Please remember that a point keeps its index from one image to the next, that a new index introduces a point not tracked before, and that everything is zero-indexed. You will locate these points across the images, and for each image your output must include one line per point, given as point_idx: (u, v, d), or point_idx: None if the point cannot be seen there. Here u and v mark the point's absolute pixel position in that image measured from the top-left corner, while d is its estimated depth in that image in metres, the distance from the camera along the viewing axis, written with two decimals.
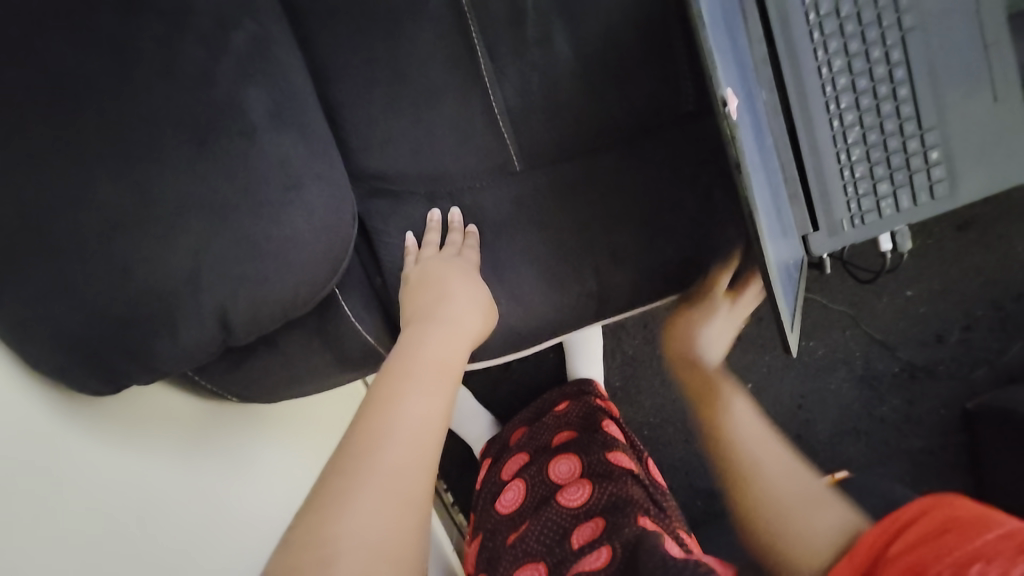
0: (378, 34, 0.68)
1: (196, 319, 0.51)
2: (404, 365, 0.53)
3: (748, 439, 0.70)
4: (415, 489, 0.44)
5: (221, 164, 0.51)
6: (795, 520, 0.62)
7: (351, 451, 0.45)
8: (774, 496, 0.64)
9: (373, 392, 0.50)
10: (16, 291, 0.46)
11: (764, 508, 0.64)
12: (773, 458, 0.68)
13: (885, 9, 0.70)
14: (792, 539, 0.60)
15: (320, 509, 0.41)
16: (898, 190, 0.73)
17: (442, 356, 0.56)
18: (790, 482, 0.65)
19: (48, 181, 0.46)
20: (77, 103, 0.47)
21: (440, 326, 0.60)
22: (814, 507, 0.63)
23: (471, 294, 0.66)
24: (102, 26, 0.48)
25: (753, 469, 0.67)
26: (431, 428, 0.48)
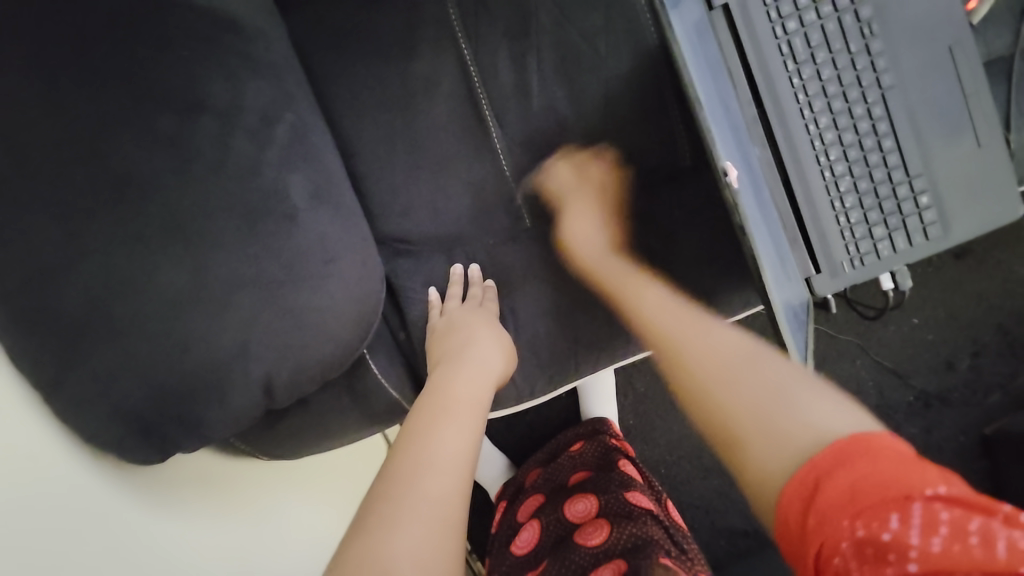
0: (400, 113, 0.74)
1: (243, 387, 0.54)
2: (436, 406, 0.56)
3: (723, 361, 0.55)
4: (456, 517, 0.46)
5: (270, 244, 0.55)
6: (765, 427, 0.46)
7: (392, 480, 0.47)
8: (741, 396, 0.50)
9: (410, 430, 0.53)
10: (82, 372, 0.49)
11: (742, 414, 0.48)
12: (778, 380, 0.50)
13: (864, 70, 0.76)
14: (758, 439, 0.46)
15: (365, 535, 0.42)
16: (893, 234, 0.77)
17: (473, 398, 0.59)
18: (773, 381, 0.50)
19: (116, 273, 0.49)
20: (139, 195, 0.50)
21: (468, 368, 0.63)
22: (764, 377, 0.51)
23: (495, 339, 0.70)
24: (159, 125, 0.51)
25: (735, 393, 0.50)
26: (467, 463, 0.51)
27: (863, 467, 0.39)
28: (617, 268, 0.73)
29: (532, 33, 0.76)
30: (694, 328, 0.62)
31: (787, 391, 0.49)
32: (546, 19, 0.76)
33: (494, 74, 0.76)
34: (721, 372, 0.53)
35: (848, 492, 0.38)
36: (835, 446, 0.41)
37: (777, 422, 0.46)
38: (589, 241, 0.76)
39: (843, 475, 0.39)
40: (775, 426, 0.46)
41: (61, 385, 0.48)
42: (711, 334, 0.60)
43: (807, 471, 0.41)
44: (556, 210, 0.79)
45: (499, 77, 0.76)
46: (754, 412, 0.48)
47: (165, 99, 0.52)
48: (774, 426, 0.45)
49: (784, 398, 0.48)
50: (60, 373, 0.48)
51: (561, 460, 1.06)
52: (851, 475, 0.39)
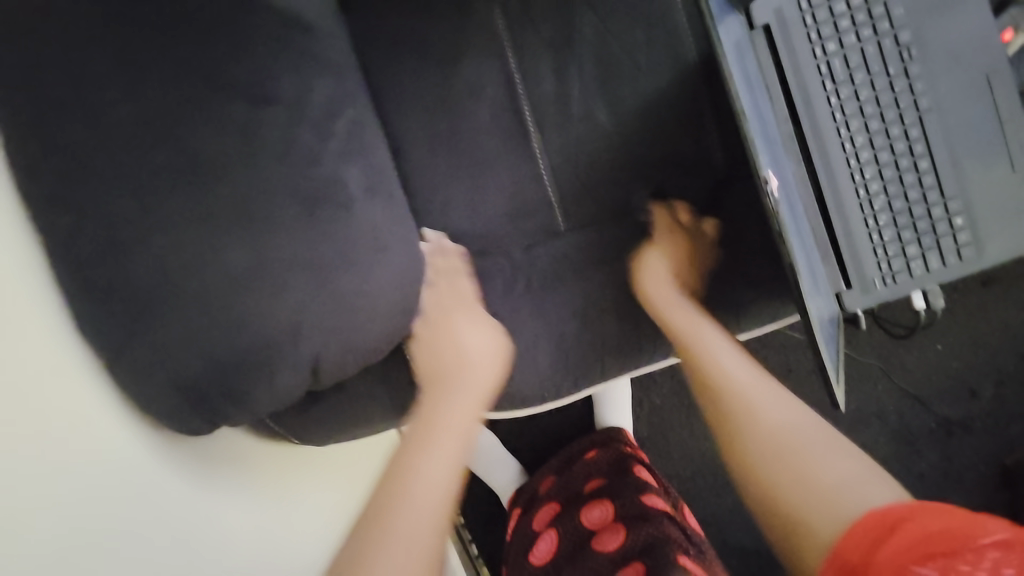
0: (443, 115, 0.77)
1: (291, 365, 0.56)
2: (430, 421, 0.65)
3: (784, 428, 0.58)
4: (435, 521, 0.55)
5: (325, 230, 0.57)
6: (841, 507, 0.50)
7: (370, 518, 0.55)
8: (810, 476, 0.53)
9: (406, 450, 0.62)
10: (144, 342, 0.51)
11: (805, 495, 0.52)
12: (830, 452, 0.54)
13: (901, 93, 0.77)
14: (821, 517, 0.50)
15: (345, 568, 0.50)
16: (926, 253, 0.78)
17: (453, 418, 0.65)
18: (836, 460, 0.54)
19: (182, 248, 0.52)
20: (209, 178, 0.53)
21: (454, 385, 0.69)
22: (810, 438, 0.56)
23: (481, 339, 0.73)
24: (232, 113, 0.54)
25: (798, 468, 0.54)
26: (450, 472, 0.60)
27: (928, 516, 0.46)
28: (682, 310, 0.72)
29: (574, 44, 0.79)
30: (757, 378, 0.64)
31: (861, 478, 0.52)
32: (589, 32, 0.78)
33: (536, 83, 0.79)
34: (785, 445, 0.56)
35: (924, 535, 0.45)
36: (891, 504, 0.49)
37: (838, 497, 0.51)
38: (656, 285, 0.75)
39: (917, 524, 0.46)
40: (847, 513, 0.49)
41: (125, 352, 0.51)
42: (772, 390, 0.63)
43: (878, 518, 0.47)
44: (634, 265, 0.78)
45: (540, 86, 0.79)
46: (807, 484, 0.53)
47: (238, 90, 0.55)
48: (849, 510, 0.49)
49: (843, 480, 0.52)
50: (124, 341, 0.51)
51: (575, 467, 1.07)
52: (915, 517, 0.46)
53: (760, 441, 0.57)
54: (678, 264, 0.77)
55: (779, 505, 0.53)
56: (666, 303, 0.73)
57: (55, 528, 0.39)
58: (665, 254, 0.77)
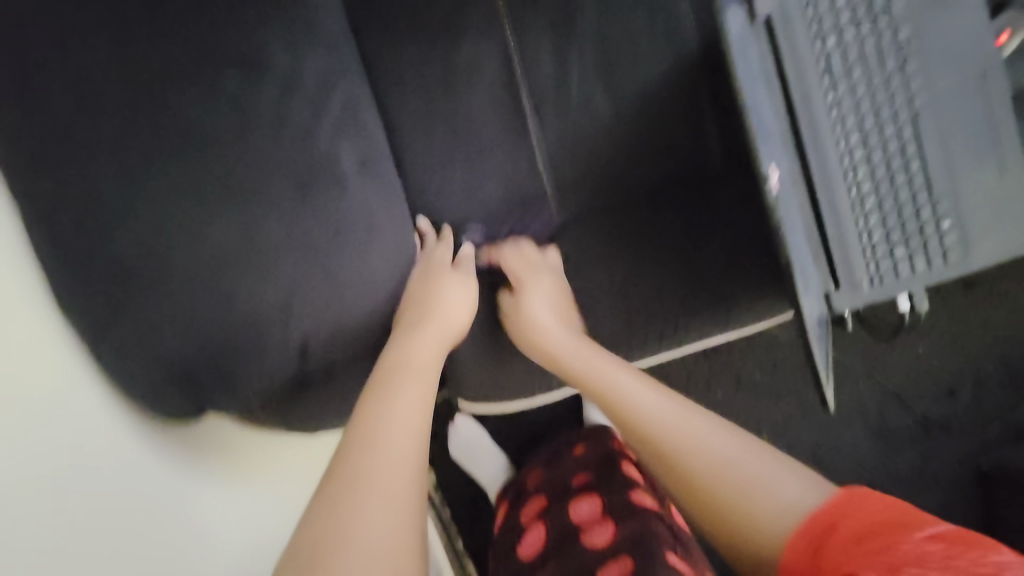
0: (440, 97, 0.75)
1: (279, 347, 0.55)
2: (394, 371, 0.54)
3: (709, 450, 0.58)
4: (402, 495, 0.45)
5: (316, 210, 0.55)
6: (776, 514, 0.53)
7: (344, 465, 0.46)
8: (742, 502, 0.55)
9: (361, 414, 0.51)
10: (125, 319, 0.49)
11: (742, 523, 0.54)
12: (747, 462, 0.57)
13: (897, 91, 0.77)
14: (760, 532, 0.53)
15: (327, 519, 0.43)
16: (914, 255, 0.78)
17: (429, 358, 0.57)
18: (758, 471, 0.56)
19: (170, 221, 0.50)
20: (198, 151, 0.51)
21: (430, 324, 0.60)
22: (728, 453, 0.58)
23: (461, 281, 0.64)
24: (222, 84, 0.52)
25: (724, 476, 0.56)
26: (415, 434, 0.50)
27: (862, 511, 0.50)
28: (577, 346, 0.69)
29: (576, 30, 0.77)
30: (667, 400, 0.63)
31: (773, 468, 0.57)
32: (591, 18, 0.77)
33: (536, 67, 0.77)
34: (710, 474, 0.57)
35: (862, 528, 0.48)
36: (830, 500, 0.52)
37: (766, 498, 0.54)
38: (543, 319, 0.71)
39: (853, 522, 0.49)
40: (780, 515, 0.53)
41: (106, 328, 0.49)
42: (680, 409, 0.62)
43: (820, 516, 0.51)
44: (506, 317, 0.75)
45: (540, 71, 0.77)
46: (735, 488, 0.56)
47: (229, 60, 0.53)
48: (779, 520, 0.52)
49: (771, 490, 0.54)
50: (105, 317, 0.49)
51: (563, 460, 1.07)
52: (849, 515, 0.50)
53: (696, 473, 0.57)
54: (561, 297, 0.75)
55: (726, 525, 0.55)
56: (547, 345, 0.70)
57: (38, 506, 0.38)
58: (550, 283, 0.74)
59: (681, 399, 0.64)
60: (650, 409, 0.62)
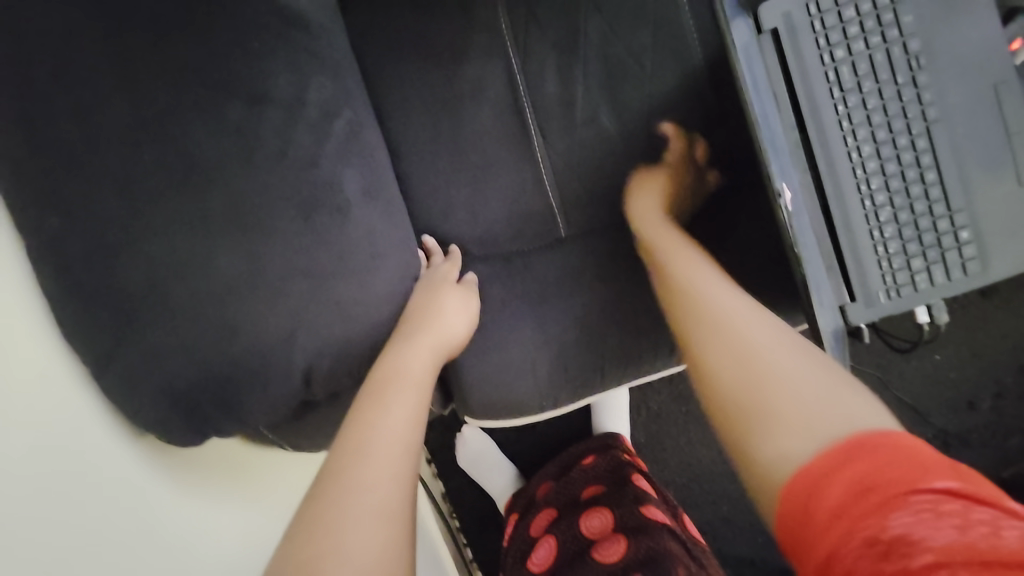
0: (444, 116, 0.76)
1: (285, 374, 0.54)
2: (380, 391, 0.54)
3: (742, 336, 0.52)
4: (394, 508, 0.45)
5: (321, 236, 0.55)
6: (795, 410, 0.45)
7: (328, 484, 0.46)
8: (758, 387, 0.47)
9: (345, 437, 0.50)
10: (134, 349, 0.49)
11: (756, 400, 0.47)
12: (780, 353, 0.49)
13: (909, 102, 0.76)
14: (771, 429, 0.45)
15: (308, 538, 0.42)
16: (932, 267, 0.77)
17: (418, 376, 0.57)
18: (798, 372, 0.47)
19: (175, 254, 0.50)
20: (204, 181, 0.51)
21: (421, 342, 0.60)
22: (767, 343, 0.51)
23: (457, 302, 0.64)
24: (228, 114, 0.53)
25: (763, 385, 0.47)
26: (404, 446, 0.50)
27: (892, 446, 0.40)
28: (666, 232, 0.70)
29: (579, 46, 0.77)
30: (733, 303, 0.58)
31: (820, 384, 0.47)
32: (594, 34, 0.77)
33: (540, 84, 0.77)
34: (730, 353, 0.51)
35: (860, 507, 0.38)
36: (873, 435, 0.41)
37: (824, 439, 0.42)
38: (650, 213, 0.73)
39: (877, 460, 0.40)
40: (803, 422, 0.44)
41: (114, 359, 0.49)
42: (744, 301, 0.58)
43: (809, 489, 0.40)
44: (630, 192, 0.77)
45: (544, 88, 0.77)
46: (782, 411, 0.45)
47: (234, 89, 0.53)
48: (798, 421, 0.44)
49: (795, 389, 0.46)
50: (113, 347, 0.49)
51: (572, 473, 1.05)
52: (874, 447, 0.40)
53: (713, 348, 0.52)
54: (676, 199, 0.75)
55: (731, 412, 0.48)
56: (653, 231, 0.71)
57: (44, 541, 0.38)
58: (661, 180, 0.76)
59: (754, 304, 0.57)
60: (724, 305, 0.56)
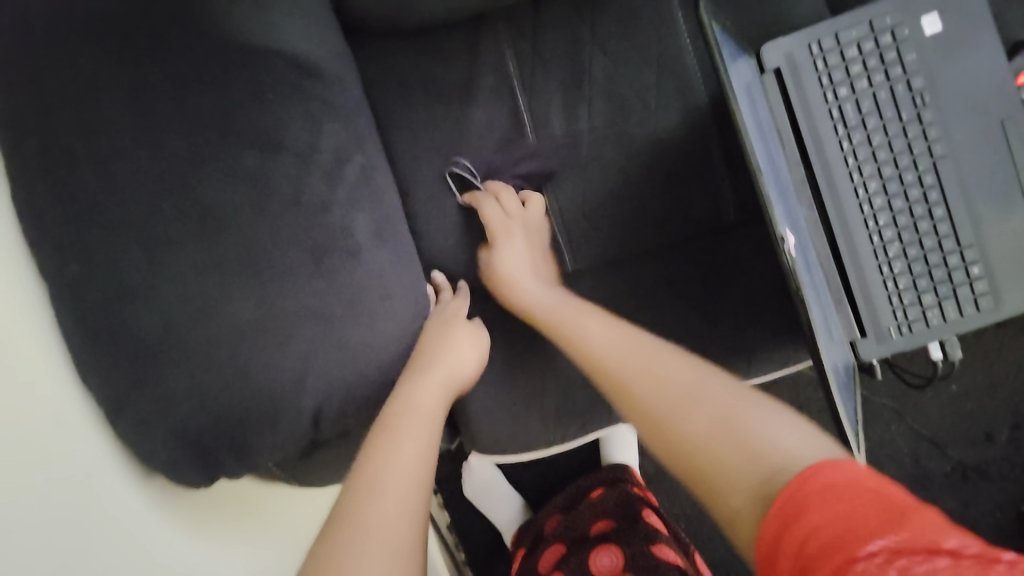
0: (453, 155, 0.77)
1: (295, 417, 0.55)
2: (391, 424, 0.55)
3: (646, 391, 0.52)
4: (401, 545, 0.46)
5: (332, 279, 0.56)
6: (732, 453, 0.44)
7: (341, 519, 0.47)
8: (688, 436, 0.47)
9: (356, 479, 0.50)
10: (146, 395, 0.50)
11: (696, 456, 0.46)
12: (690, 399, 0.49)
13: (915, 138, 0.76)
14: (722, 475, 0.43)
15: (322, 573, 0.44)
16: (943, 302, 0.76)
17: (429, 410, 0.58)
18: (702, 406, 0.48)
19: (189, 299, 0.51)
20: (220, 228, 0.52)
21: (433, 377, 0.60)
22: (668, 389, 0.51)
23: (467, 341, 0.66)
24: (245, 162, 0.54)
25: (691, 442, 0.46)
26: (415, 481, 0.51)
27: (829, 488, 0.37)
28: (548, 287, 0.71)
29: (584, 86, 0.79)
30: (639, 343, 0.59)
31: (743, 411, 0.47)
32: (599, 75, 0.79)
33: (546, 124, 0.79)
34: (648, 413, 0.51)
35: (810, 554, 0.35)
36: (812, 471, 0.39)
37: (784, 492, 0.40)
38: (514, 261, 0.73)
39: (818, 517, 0.36)
40: (740, 463, 0.43)
41: (126, 404, 0.49)
42: (642, 338, 0.60)
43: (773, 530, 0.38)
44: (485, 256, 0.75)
45: (550, 127, 0.79)
46: (728, 455, 0.44)
47: (251, 138, 0.55)
48: (739, 458, 0.43)
49: (708, 416, 0.47)
50: (126, 393, 0.49)
51: (581, 507, 1.04)
52: (812, 495, 0.38)
53: (637, 410, 0.52)
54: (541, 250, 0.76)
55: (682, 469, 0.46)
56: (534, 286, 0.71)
57: None
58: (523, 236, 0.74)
59: (653, 344, 0.59)
60: (618, 357, 0.57)
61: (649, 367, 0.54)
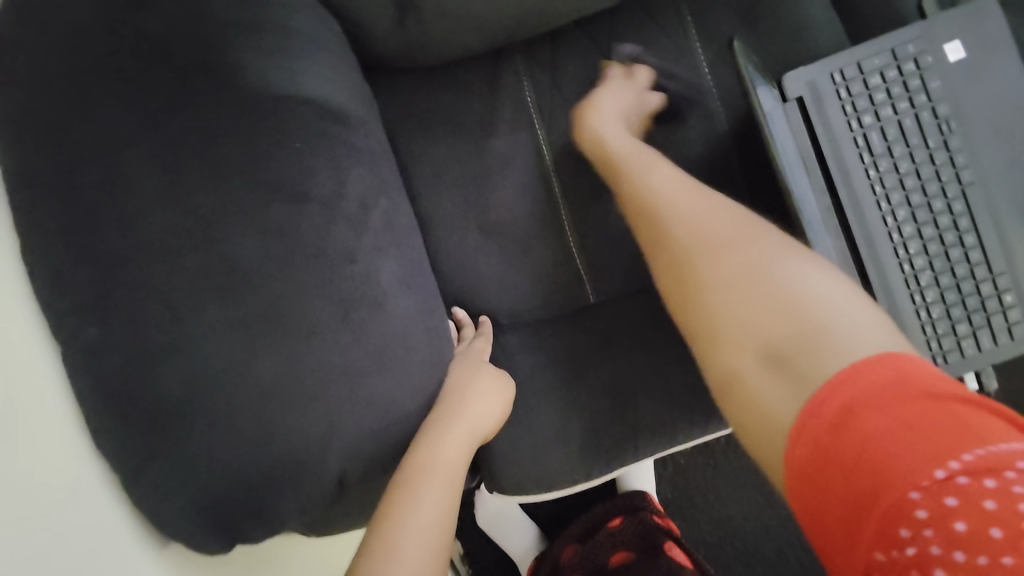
0: (472, 188, 0.76)
1: (319, 479, 0.52)
2: (410, 487, 0.53)
3: (700, 261, 0.59)
4: None
5: (358, 331, 0.54)
6: (748, 332, 0.54)
7: None
8: (712, 306, 0.57)
9: (374, 545, 0.50)
10: (167, 462, 0.47)
11: (712, 320, 0.57)
12: (742, 278, 0.57)
13: (942, 165, 0.75)
14: (732, 345, 0.55)
15: None
16: (978, 331, 0.74)
17: (450, 471, 0.56)
18: (746, 287, 0.56)
19: (208, 359, 0.49)
20: (245, 283, 0.50)
21: (455, 434, 0.58)
22: (723, 262, 0.58)
23: (489, 388, 0.63)
24: (269, 214, 0.52)
25: (718, 310, 0.57)
26: (428, 552, 0.51)
27: (899, 392, 0.45)
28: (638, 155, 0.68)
29: None
30: (723, 209, 0.62)
31: (778, 296, 0.54)
32: None
33: (566, 154, 0.77)
34: (687, 276, 0.60)
35: (859, 466, 0.43)
36: (867, 360, 0.47)
37: (804, 354, 0.50)
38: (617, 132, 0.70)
39: (865, 429, 0.44)
40: (752, 337, 0.54)
41: (146, 470, 0.47)
42: (714, 206, 0.62)
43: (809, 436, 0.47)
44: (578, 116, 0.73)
45: (570, 157, 0.77)
46: (760, 305, 0.55)
47: (275, 188, 0.53)
48: (757, 334, 0.54)
49: (743, 301, 0.56)
50: (146, 460, 0.47)
51: (599, 536, 1.01)
52: (862, 402, 0.45)
53: (691, 278, 0.59)
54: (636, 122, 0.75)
55: (692, 324, 0.59)
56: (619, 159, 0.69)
57: None
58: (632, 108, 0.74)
59: (729, 213, 0.61)
60: (696, 232, 0.61)
61: (706, 235, 0.60)
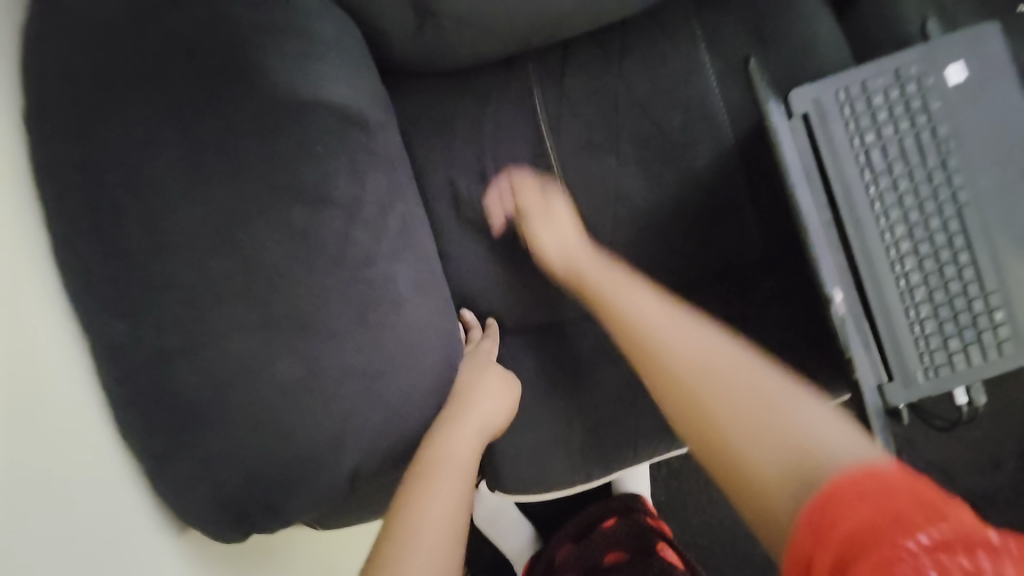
0: (483, 193, 0.78)
1: (332, 478, 0.53)
2: (426, 477, 0.55)
3: (671, 339, 0.63)
4: None
5: (375, 333, 0.55)
6: (725, 397, 0.54)
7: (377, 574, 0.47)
8: (687, 373, 0.59)
9: (391, 526, 0.51)
10: (188, 456, 0.49)
11: (690, 392, 0.57)
12: (711, 355, 0.60)
13: (940, 185, 0.77)
14: (713, 411, 0.54)
15: None
16: (969, 347, 0.76)
17: (463, 462, 0.58)
18: (715, 359, 0.59)
19: (230, 357, 0.50)
20: (267, 284, 0.52)
21: (466, 426, 0.60)
22: (689, 340, 0.63)
23: (496, 387, 0.65)
24: (292, 217, 0.53)
25: (695, 381, 0.58)
26: (448, 536, 0.52)
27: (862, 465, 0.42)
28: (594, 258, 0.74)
29: (613, 125, 0.79)
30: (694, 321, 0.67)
31: (746, 373, 0.57)
32: (627, 114, 0.79)
33: (575, 162, 0.79)
34: (659, 350, 0.63)
35: (826, 538, 0.39)
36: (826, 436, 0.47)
37: (777, 416, 0.50)
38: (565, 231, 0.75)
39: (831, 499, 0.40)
40: (729, 402, 0.54)
41: (169, 463, 0.49)
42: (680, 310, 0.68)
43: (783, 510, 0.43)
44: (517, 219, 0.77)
45: (579, 165, 0.79)
46: (735, 383, 0.56)
47: (297, 192, 0.54)
48: (732, 398, 0.54)
49: (720, 369, 0.57)
50: (168, 454, 0.49)
51: (593, 536, 1.03)
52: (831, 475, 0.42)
53: (664, 356, 0.62)
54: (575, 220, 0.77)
55: (675, 398, 0.58)
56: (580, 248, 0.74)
57: None
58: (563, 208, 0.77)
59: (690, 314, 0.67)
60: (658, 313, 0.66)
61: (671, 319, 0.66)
